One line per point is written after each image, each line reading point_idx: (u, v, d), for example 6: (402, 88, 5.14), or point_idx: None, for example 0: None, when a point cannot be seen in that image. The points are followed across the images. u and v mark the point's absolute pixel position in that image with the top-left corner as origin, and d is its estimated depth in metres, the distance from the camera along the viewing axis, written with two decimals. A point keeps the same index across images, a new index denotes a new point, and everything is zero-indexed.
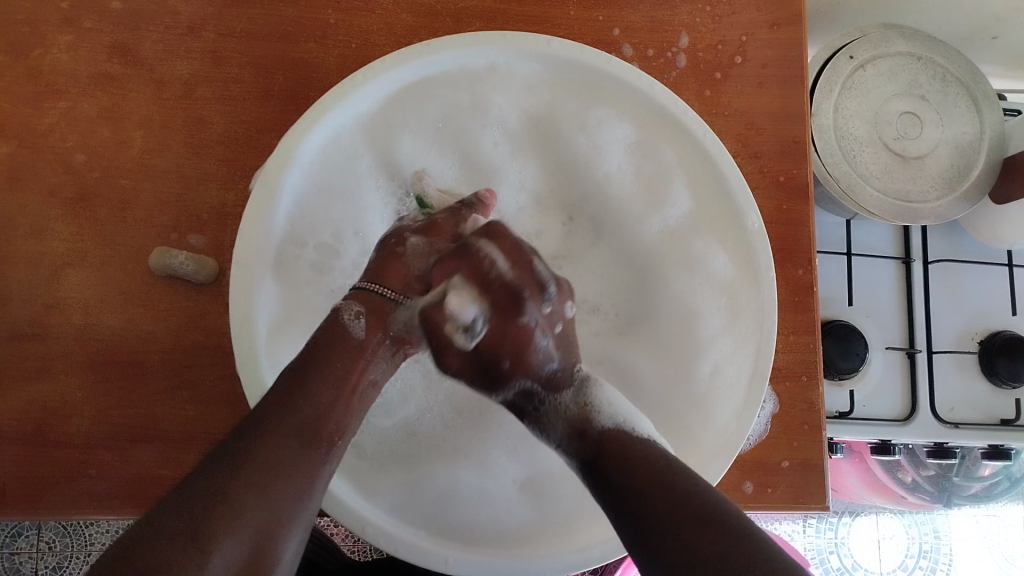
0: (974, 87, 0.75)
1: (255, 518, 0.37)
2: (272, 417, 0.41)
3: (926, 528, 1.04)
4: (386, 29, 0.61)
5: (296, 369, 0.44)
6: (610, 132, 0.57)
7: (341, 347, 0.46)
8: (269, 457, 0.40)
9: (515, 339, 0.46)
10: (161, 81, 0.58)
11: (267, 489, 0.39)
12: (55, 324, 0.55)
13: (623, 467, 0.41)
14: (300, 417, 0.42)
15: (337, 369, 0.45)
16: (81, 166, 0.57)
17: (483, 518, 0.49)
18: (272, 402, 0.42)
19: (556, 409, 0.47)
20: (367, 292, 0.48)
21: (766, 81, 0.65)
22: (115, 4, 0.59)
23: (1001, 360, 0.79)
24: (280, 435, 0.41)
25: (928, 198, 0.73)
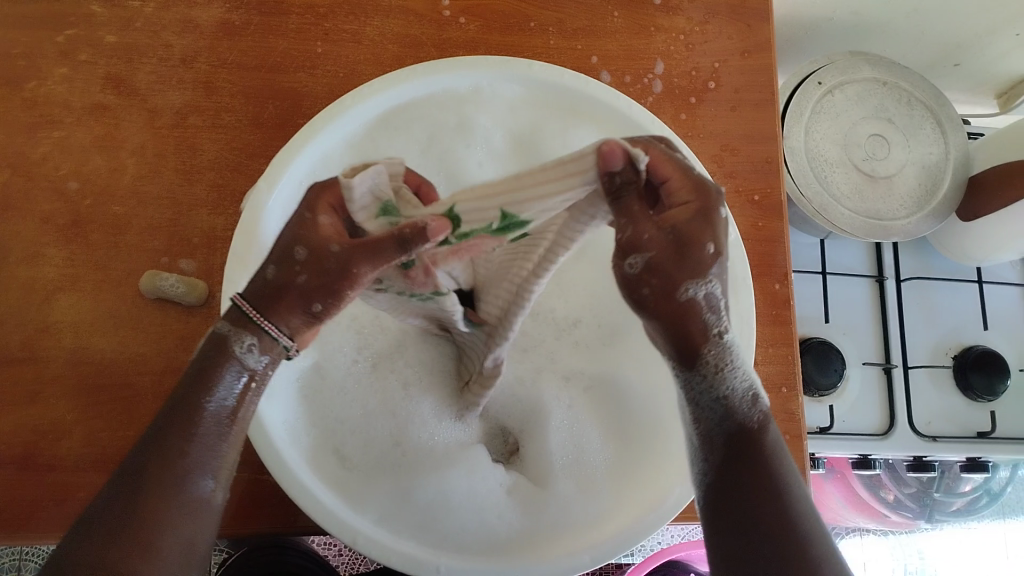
0: (937, 110, 0.79)
1: None
2: (149, 463, 0.38)
3: (909, 550, 1.03)
4: (372, 58, 0.63)
5: (172, 409, 0.39)
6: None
7: (223, 378, 0.40)
8: (148, 510, 0.37)
9: (677, 265, 0.38)
10: (154, 110, 0.60)
11: (148, 549, 0.36)
12: (46, 347, 0.56)
13: (747, 494, 0.39)
14: (182, 464, 0.38)
15: (217, 404, 0.40)
16: (74, 193, 0.58)
17: (474, 524, 0.49)
18: (149, 447, 0.39)
19: (723, 377, 0.41)
20: (239, 312, 0.40)
21: (739, 104, 0.68)
22: (109, 36, 0.61)
23: (975, 374, 0.82)
24: (159, 489, 0.38)
25: (898, 215, 0.76)
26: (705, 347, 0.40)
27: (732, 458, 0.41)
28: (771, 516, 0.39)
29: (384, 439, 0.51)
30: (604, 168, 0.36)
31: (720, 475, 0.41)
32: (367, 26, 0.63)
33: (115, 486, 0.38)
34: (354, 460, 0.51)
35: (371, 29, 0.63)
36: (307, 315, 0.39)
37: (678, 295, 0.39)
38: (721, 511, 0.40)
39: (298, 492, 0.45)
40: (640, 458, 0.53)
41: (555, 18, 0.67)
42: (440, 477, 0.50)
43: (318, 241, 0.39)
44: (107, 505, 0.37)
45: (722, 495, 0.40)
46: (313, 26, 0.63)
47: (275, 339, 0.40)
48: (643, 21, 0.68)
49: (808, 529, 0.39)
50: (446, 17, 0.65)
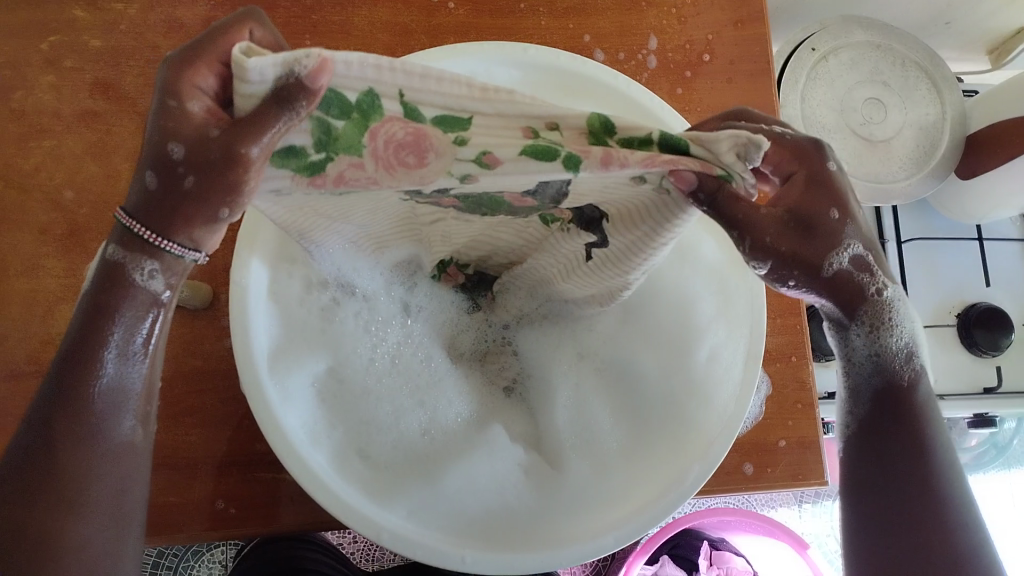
0: (932, 71, 0.78)
1: (84, 529, 0.36)
2: (53, 413, 0.36)
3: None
4: (364, 48, 0.63)
5: (69, 354, 0.36)
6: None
7: (121, 311, 0.36)
8: (70, 463, 0.36)
9: (809, 245, 0.38)
10: (145, 113, 0.59)
11: (77, 501, 0.36)
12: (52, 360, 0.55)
13: (909, 471, 0.42)
14: (90, 412, 0.36)
15: (119, 340, 0.36)
16: (70, 202, 0.57)
17: (495, 509, 0.49)
18: (52, 396, 0.36)
19: (886, 329, 0.42)
20: (121, 225, 0.34)
21: (734, 76, 0.68)
22: (94, 40, 0.60)
23: (979, 331, 0.82)
24: (72, 451, 0.36)
25: (897, 178, 0.76)
26: (864, 303, 0.41)
27: (894, 413, 0.43)
28: (927, 499, 0.41)
29: (410, 431, 0.52)
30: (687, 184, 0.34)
31: (871, 435, 0.43)
32: (355, 17, 0.63)
33: (21, 455, 0.36)
34: (373, 453, 0.49)
35: (360, 20, 0.63)
36: (195, 215, 0.33)
37: (823, 268, 0.39)
38: (877, 475, 0.43)
39: (319, 489, 0.45)
40: (659, 436, 0.52)
41: None
42: (464, 466, 0.51)
43: (194, 132, 0.32)
44: (24, 461, 0.36)
45: (872, 439, 0.43)
46: (300, 19, 0.62)
47: (169, 254, 0.35)
48: None
49: (947, 482, 0.42)
50: (434, 2, 0.64)
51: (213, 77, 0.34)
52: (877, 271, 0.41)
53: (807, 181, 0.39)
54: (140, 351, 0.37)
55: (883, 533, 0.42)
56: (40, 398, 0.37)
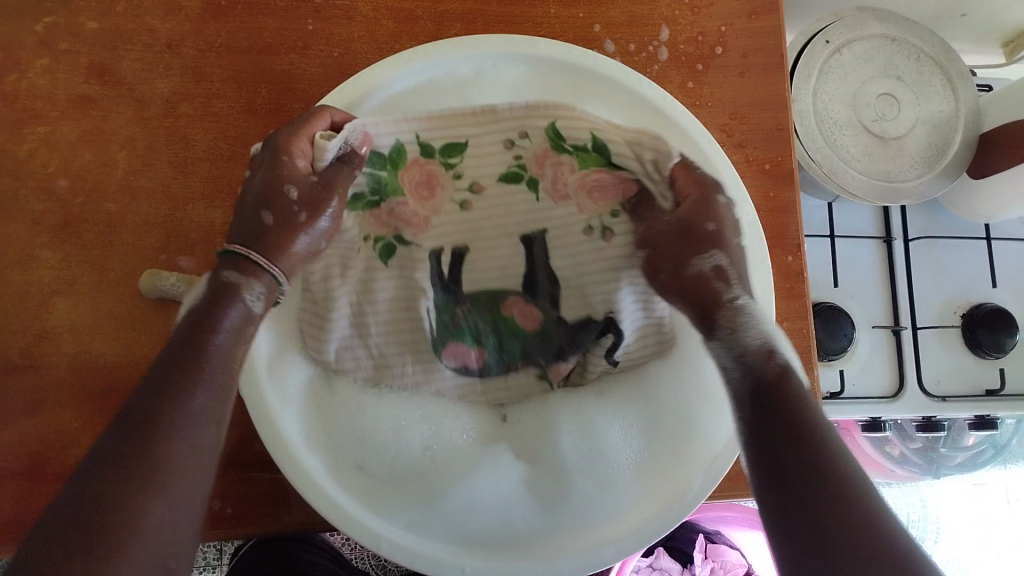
0: (947, 66, 0.76)
1: (152, 520, 0.34)
2: (147, 404, 0.37)
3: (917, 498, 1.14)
4: (368, 35, 0.61)
5: (177, 350, 0.39)
6: (607, 122, 0.54)
7: (211, 323, 0.40)
8: (155, 453, 0.36)
9: (683, 247, 0.49)
10: (142, 99, 0.57)
11: (157, 491, 0.35)
12: (44, 353, 0.54)
13: (797, 458, 0.37)
14: (182, 404, 0.37)
15: (222, 350, 0.40)
16: (64, 191, 0.56)
17: (494, 521, 0.49)
18: (146, 392, 0.37)
19: (750, 338, 0.43)
20: (232, 255, 0.43)
21: (748, 70, 0.66)
22: (89, 22, 0.58)
23: (981, 331, 0.81)
24: (166, 428, 0.36)
25: (909, 176, 0.74)
26: (744, 329, 0.44)
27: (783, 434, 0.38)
28: (824, 484, 0.36)
29: (410, 444, 0.52)
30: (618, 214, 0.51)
31: (757, 428, 0.40)
32: (360, 1, 0.61)
33: (114, 433, 0.36)
34: (372, 466, 0.50)
35: (364, 4, 0.61)
36: (292, 224, 0.45)
37: (727, 296, 0.46)
38: (777, 469, 0.37)
39: (315, 496, 0.44)
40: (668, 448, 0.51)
41: None
42: (466, 482, 0.51)
43: (301, 180, 0.45)
44: (113, 449, 0.35)
45: (764, 440, 0.39)
46: (302, 3, 0.60)
47: (269, 274, 0.43)
48: None
49: (848, 472, 0.36)
50: None
51: (306, 147, 0.46)
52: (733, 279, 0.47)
53: (696, 199, 0.49)
54: (235, 358, 0.41)
55: (791, 537, 0.35)
56: (122, 410, 0.37)
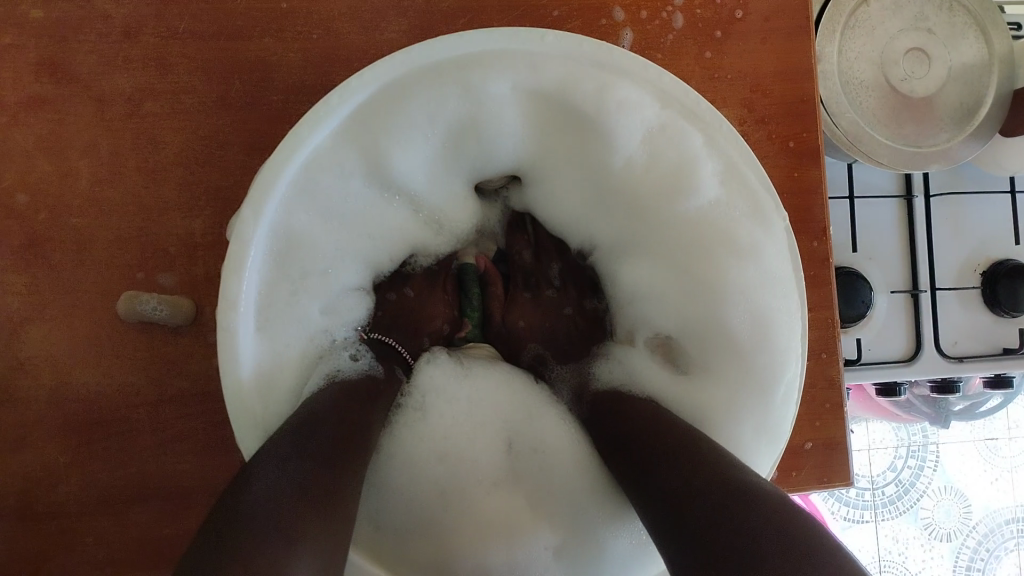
0: (981, 15, 0.70)
1: (331, 540, 0.35)
2: (317, 443, 0.38)
3: (914, 431, 1.20)
4: (349, 11, 0.54)
5: (326, 417, 0.41)
6: (629, 118, 0.47)
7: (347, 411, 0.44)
8: (338, 490, 0.37)
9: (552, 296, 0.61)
10: (101, 99, 0.51)
11: (338, 518, 0.36)
12: (23, 388, 0.50)
13: (667, 465, 0.41)
14: (348, 463, 0.39)
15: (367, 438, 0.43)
16: (24, 207, 0.51)
17: None
18: (310, 433, 0.39)
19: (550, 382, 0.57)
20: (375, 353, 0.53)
21: (770, 35, 0.60)
22: (32, 10, 0.51)
23: (1003, 283, 0.78)
24: (340, 469, 0.38)
25: (938, 139, 0.69)
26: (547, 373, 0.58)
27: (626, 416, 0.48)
28: (695, 474, 0.39)
29: (426, 491, 0.46)
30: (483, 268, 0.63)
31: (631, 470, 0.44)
32: None
33: (288, 450, 0.37)
34: (388, 517, 0.45)
35: None
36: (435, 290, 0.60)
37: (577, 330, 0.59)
38: (663, 477, 0.40)
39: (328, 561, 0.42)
40: None
41: None
42: (484, 545, 0.45)
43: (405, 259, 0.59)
44: (292, 461, 0.36)
45: (642, 477, 0.42)
46: None
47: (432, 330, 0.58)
48: None
49: (717, 465, 0.39)
50: None
51: None
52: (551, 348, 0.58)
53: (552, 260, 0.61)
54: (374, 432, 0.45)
55: (681, 515, 0.37)
56: (281, 440, 0.38)
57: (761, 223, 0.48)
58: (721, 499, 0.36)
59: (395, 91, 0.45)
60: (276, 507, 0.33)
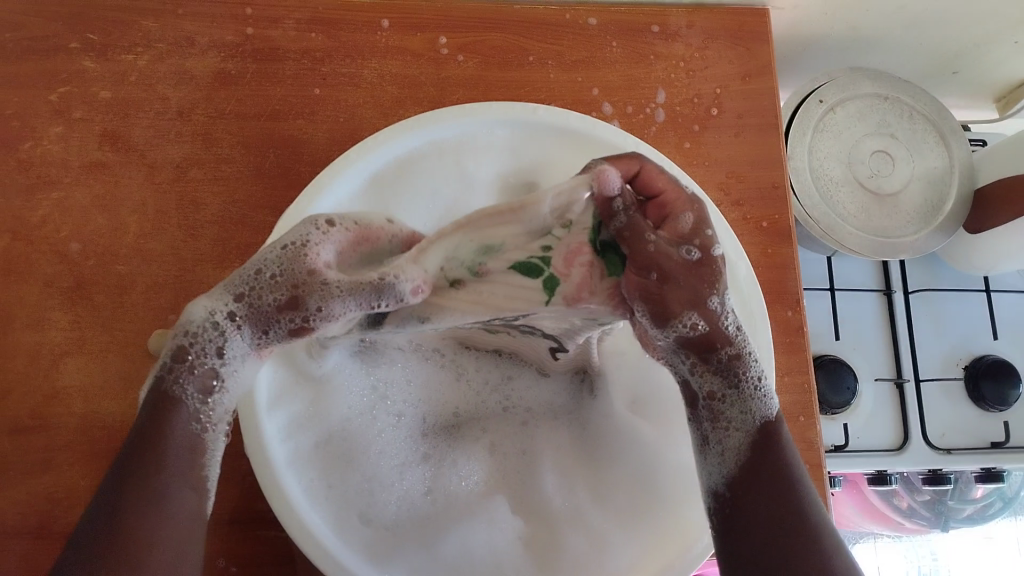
0: (939, 123, 0.78)
1: (181, 508, 0.37)
2: (160, 425, 0.38)
3: (923, 552, 1.05)
4: (372, 101, 0.62)
5: (151, 420, 0.38)
6: None
7: (174, 444, 0.38)
8: (174, 449, 0.38)
9: (688, 278, 0.41)
10: (153, 165, 0.59)
11: (165, 495, 0.37)
12: (56, 415, 0.55)
13: (773, 486, 0.42)
14: (179, 446, 0.38)
15: (200, 439, 0.39)
16: (75, 255, 0.57)
17: (484, 548, 0.53)
18: (149, 424, 0.38)
19: (737, 364, 0.44)
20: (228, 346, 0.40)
21: (743, 130, 0.67)
22: (102, 92, 0.60)
23: (987, 385, 0.81)
24: (162, 457, 0.37)
25: (906, 232, 0.75)
26: (725, 344, 0.43)
27: (756, 463, 0.44)
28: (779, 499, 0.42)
29: (413, 491, 0.55)
30: (610, 188, 0.42)
31: (742, 473, 0.44)
32: (364, 68, 0.63)
33: (130, 446, 0.38)
34: (377, 518, 0.53)
35: (369, 72, 0.63)
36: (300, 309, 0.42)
37: (677, 316, 0.41)
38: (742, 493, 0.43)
39: (316, 550, 0.49)
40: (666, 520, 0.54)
41: (553, 52, 0.66)
42: (463, 529, 0.53)
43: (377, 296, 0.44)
44: (127, 464, 0.37)
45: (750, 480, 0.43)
46: (309, 71, 0.62)
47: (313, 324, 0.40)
48: (641, 50, 0.68)
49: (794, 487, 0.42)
50: (444, 55, 0.64)
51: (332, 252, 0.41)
52: (733, 339, 0.44)
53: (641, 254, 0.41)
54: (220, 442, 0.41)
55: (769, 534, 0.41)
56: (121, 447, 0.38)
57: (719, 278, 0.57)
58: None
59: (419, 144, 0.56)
60: (129, 506, 0.36)
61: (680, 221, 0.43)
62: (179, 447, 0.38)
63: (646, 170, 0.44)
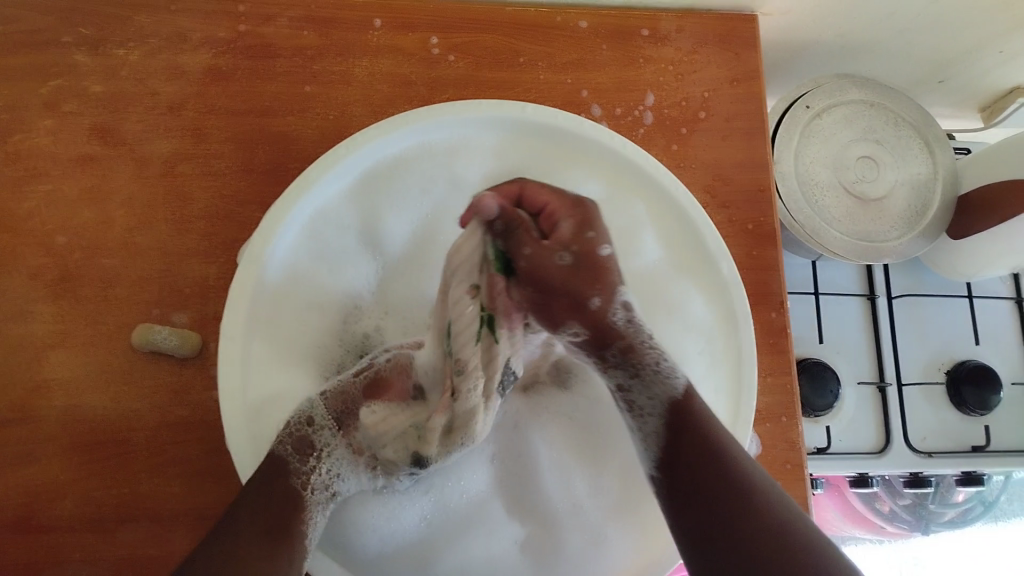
0: (924, 130, 0.79)
1: (285, 549, 0.45)
2: (267, 484, 0.47)
3: (904, 556, 1.05)
4: (363, 99, 0.63)
5: (268, 470, 0.48)
6: (584, 188, 0.59)
7: (285, 497, 0.48)
8: (280, 494, 0.48)
9: (575, 278, 0.53)
10: (142, 159, 0.59)
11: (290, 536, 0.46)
12: (40, 407, 0.55)
13: (713, 478, 0.47)
14: (292, 501, 0.48)
15: (292, 492, 0.49)
16: (62, 248, 0.57)
17: (483, 552, 0.56)
18: (262, 475, 0.48)
19: (637, 347, 0.53)
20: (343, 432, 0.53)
21: (730, 133, 0.68)
22: (92, 85, 0.60)
23: (968, 390, 0.81)
24: (284, 499, 0.48)
25: (889, 237, 0.76)
26: (615, 327, 0.53)
27: (694, 461, 0.48)
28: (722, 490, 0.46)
29: (409, 524, 0.55)
30: (490, 212, 0.51)
31: (687, 476, 0.48)
32: (356, 66, 0.63)
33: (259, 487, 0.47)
34: (359, 550, 0.53)
35: (360, 70, 0.63)
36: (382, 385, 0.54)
37: (568, 313, 0.54)
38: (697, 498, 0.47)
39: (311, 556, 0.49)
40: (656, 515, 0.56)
41: (544, 53, 0.67)
42: (463, 540, 0.55)
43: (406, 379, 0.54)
44: (254, 500, 0.46)
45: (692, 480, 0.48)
46: (300, 68, 0.62)
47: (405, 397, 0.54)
48: (631, 53, 0.68)
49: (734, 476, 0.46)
50: (435, 55, 0.65)
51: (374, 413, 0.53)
52: (620, 318, 0.53)
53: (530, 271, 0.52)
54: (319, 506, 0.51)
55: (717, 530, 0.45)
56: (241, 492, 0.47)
57: (701, 278, 0.59)
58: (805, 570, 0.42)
59: (412, 140, 0.56)
60: (243, 540, 0.44)
61: (558, 225, 0.53)
62: (289, 499, 0.48)
63: (532, 187, 0.54)
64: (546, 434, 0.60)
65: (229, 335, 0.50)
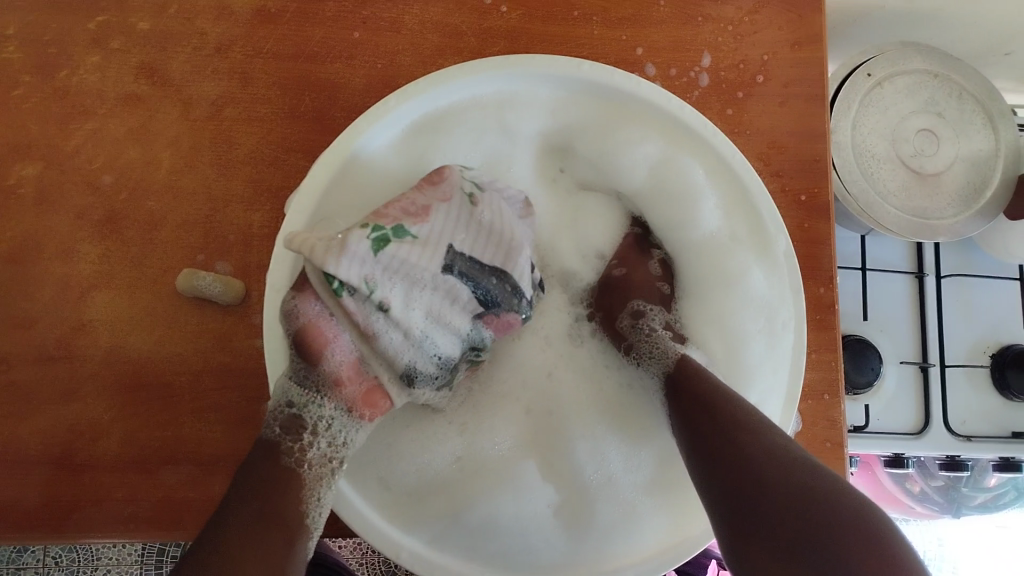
0: (989, 104, 0.75)
1: (276, 541, 0.43)
2: (247, 481, 0.44)
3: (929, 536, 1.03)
4: (411, 48, 0.61)
5: (247, 470, 0.45)
6: (639, 149, 0.58)
7: (269, 482, 0.45)
8: (266, 480, 0.45)
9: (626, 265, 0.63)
10: (188, 101, 0.58)
11: (280, 524, 0.43)
12: (81, 346, 0.55)
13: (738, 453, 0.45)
14: (280, 483, 0.45)
15: (280, 474, 0.45)
16: (107, 188, 0.57)
17: (512, 512, 0.54)
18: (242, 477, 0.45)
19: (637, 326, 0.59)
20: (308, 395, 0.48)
21: (788, 99, 0.65)
22: (140, 23, 0.59)
23: (1012, 373, 0.79)
24: (266, 487, 0.44)
25: (945, 215, 0.74)
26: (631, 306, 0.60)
27: (718, 430, 0.47)
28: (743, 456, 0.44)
29: (441, 462, 0.55)
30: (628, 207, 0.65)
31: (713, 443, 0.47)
32: (406, 14, 0.61)
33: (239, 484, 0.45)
34: (396, 484, 0.53)
35: (411, 18, 0.61)
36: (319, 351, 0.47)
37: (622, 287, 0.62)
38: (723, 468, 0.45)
39: (344, 505, 0.49)
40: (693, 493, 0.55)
41: (599, 7, 0.64)
42: (487, 498, 0.54)
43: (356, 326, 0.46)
44: (236, 498, 0.43)
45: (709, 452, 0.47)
46: (350, 13, 0.61)
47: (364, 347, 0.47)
48: (690, 11, 0.65)
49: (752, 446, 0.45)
50: (487, 5, 0.62)
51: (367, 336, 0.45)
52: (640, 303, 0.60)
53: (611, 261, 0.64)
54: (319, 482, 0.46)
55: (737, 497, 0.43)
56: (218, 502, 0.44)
57: (758, 249, 0.57)
58: (806, 527, 0.39)
59: (466, 93, 0.55)
60: (226, 541, 0.41)
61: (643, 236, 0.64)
62: (276, 483, 0.45)
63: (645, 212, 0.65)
64: (578, 388, 0.60)
65: (276, 286, 0.49)
